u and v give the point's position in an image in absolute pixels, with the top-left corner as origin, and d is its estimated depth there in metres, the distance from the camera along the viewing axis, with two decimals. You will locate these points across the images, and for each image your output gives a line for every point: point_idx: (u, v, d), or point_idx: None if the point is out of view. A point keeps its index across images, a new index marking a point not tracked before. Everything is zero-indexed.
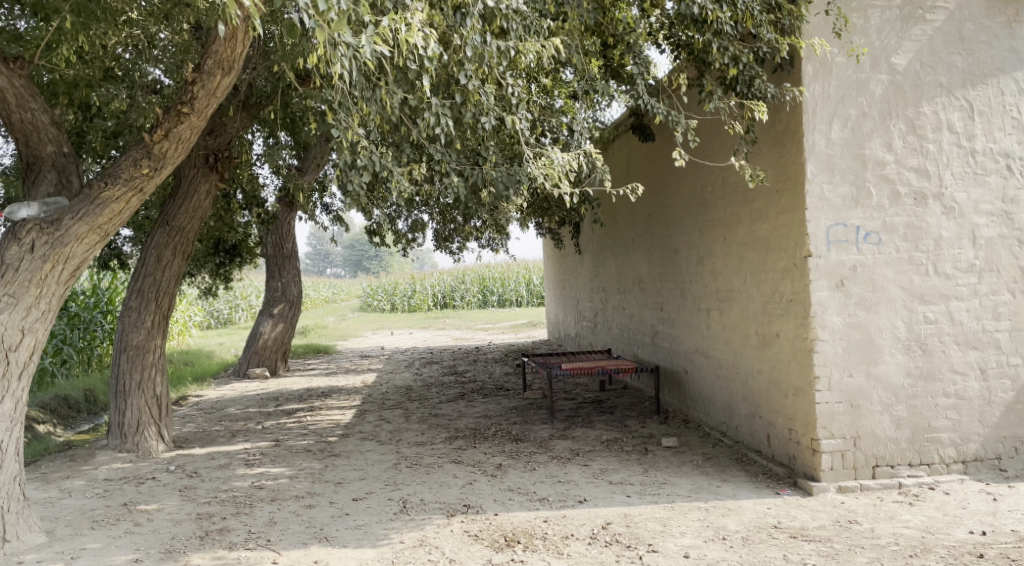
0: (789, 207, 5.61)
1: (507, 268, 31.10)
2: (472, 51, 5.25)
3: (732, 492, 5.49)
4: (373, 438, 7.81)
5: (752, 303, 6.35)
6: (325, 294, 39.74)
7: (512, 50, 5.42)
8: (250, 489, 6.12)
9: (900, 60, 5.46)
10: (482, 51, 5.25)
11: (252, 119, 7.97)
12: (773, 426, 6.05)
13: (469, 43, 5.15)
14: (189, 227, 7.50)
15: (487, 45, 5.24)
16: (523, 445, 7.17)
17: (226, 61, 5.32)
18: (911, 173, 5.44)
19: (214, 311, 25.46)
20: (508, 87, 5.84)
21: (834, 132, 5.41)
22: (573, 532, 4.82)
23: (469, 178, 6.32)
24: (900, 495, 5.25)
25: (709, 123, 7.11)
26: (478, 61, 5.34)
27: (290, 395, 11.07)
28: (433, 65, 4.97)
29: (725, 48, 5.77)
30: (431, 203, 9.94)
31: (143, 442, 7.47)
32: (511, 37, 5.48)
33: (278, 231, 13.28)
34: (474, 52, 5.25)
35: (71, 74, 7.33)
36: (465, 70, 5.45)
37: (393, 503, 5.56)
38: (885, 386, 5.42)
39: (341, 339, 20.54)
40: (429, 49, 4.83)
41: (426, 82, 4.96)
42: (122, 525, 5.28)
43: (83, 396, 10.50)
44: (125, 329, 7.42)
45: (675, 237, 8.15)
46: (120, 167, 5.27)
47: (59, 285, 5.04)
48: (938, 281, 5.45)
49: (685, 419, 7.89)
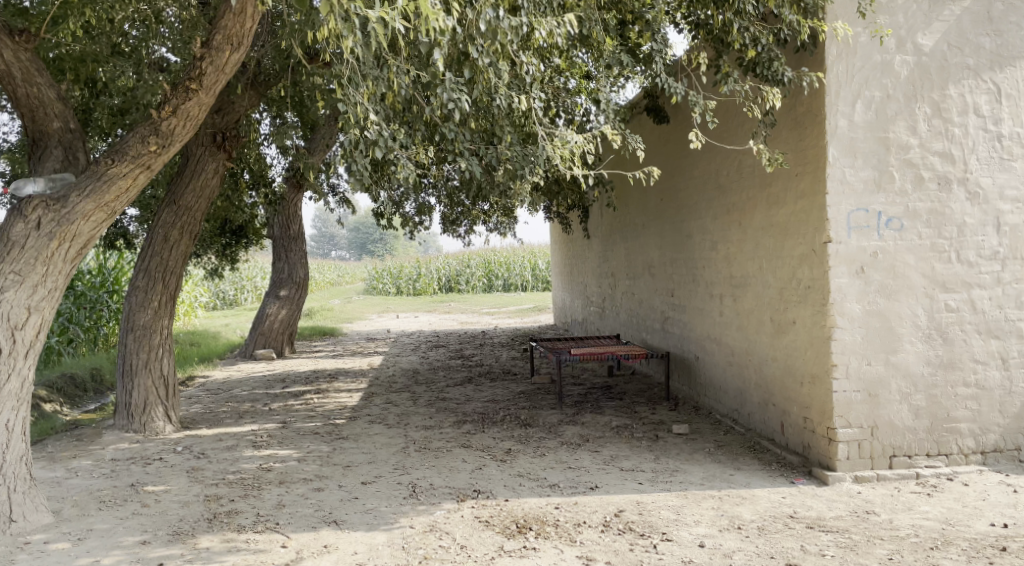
0: (808, 192, 5.48)
1: (513, 252, 30.94)
2: (486, 26, 5.08)
3: (746, 481, 5.41)
4: (380, 421, 7.75)
5: (767, 289, 6.24)
6: (330, 276, 39.71)
7: (528, 25, 5.24)
8: (258, 471, 6.07)
9: (927, 41, 5.32)
10: (495, 26, 5.10)
11: (260, 99, 7.83)
12: (787, 414, 5.96)
13: (483, 19, 4.98)
14: (196, 206, 7.40)
15: (502, 20, 5.07)
16: (532, 430, 7.10)
17: (235, 37, 5.28)
18: (935, 157, 5.31)
19: (219, 291, 25.44)
20: (526, 64, 5.70)
21: (858, 114, 5.28)
22: (585, 519, 4.75)
23: (483, 158, 6.19)
24: (917, 485, 5.17)
25: (726, 104, 6.97)
26: (492, 36, 5.19)
27: (297, 377, 11.01)
28: (446, 43, 4.80)
29: (744, 27, 5.66)
30: (438, 186, 9.82)
31: (150, 422, 7.43)
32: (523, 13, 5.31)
33: (284, 212, 13.15)
34: (488, 27, 5.09)
35: (76, 50, 7.22)
36: (482, 45, 5.30)
37: (402, 487, 5.50)
38: (904, 374, 5.33)
39: (346, 322, 20.50)
40: (445, 23, 4.66)
41: (439, 58, 4.79)
42: (129, 506, 5.23)
43: (89, 376, 10.44)
44: (132, 309, 7.35)
45: (687, 222, 8.03)
46: (127, 143, 5.18)
47: (65, 263, 4.95)
48: (961, 269, 5.34)
49: (696, 406, 7.81)
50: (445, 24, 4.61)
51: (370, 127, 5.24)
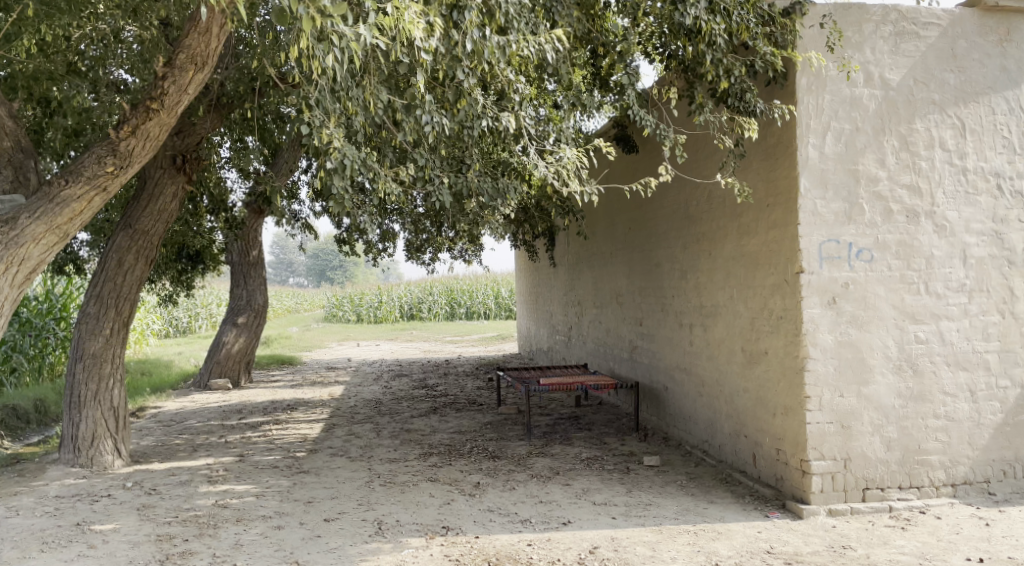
0: (780, 222, 5.50)
1: (476, 281, 30.78)
2: (473, 46, 5.02)
3: (720, 514, 5.33)
4: (343, 454, 7.49)
5: (738, 319, 6.22)
6: (288, 303, 39.03)
7: (515, 44, 5.19)
8: (213, 508, 5.78)
9: (894, 76, 5.41)
10: (482, 46, 5.06)
11: (222, 121, 7.64)
12: (759, 446, 5.91)
13: (470, 38, 4.93)
14: (152, 230, 7.13)
15: (489, 39, 5.05)
16: (501, 463, 6.93)
17: (199, 56, 5.11)
18: (903, 190, 5.38)
19: (172, 319, 24.81)
20: (517, 81, 5.65)
21: (828, 146, 5.32)
22: (559, 556, 4.60)
23: (454, 186, 6.08)
24: (891, 519, 5.13)
25: (694, 139, 7.05)
26: (479, 56, 5.12)
27: (254, 408, 10.67)
28: (429, 60, 4.74)
29: (718, 60, 5.66)
30: (405, 212, 9.70)
31: (99, 456, 7.06)
32: (511, 32, 5.27)
33: (244, 239, 12.84)
34: (473, 48, 5.04)
35: (30, 68, 6.93)
36: (467, 66, 5.26)
37: (368, 524, 5.28)
38: (876, 406, 5.32)
39: (305, 350, 20.06)
40: (428, 43, 4.56)
41: (421, 77, 4.73)
42: (74, 547, 4.91)
43: (33, 406, 9.96)
44: (81, 337, 7.02)
45: (656, 251, 8.02)
46: (83, 164, 5.02)
47: (12, 289, 4.67)
48: (929, 300, 5.38)
49: (665, 437, 7.73)
50: (428, 40, 4.56)
51: (344, 148, 5.08)
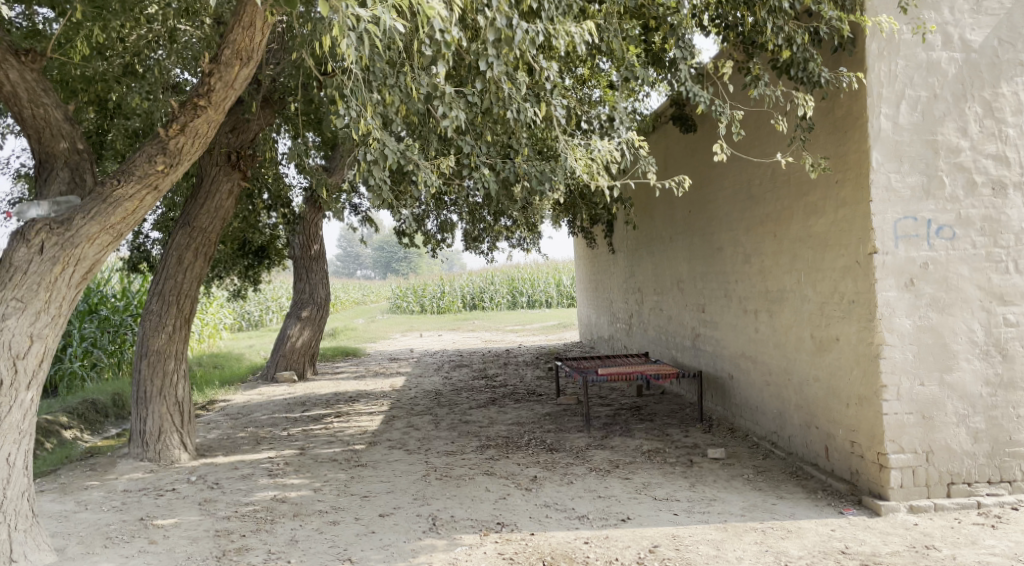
0: (850, 200, 5.15)
1: (537, 269, 30.65)
2: (501, 33, 4.78)
3: (790, 511, 5.04)
4: (401, 446, 7.47)
5: (806, 304, 5.88)
6: (354, 295, 39.69)
7: (549, 29, 4.95)
8: (272, 502, 5.80)
9: (976, 37, 4.97)
10: (511, 32, 4.80)
11: (274, 117, 7.65)
12: (832, 438, 5.57)
13: (498, 22, 4.69)
14: (210, 227, 7.19)
15: (519, 26, 4.82)
16: (559, 455, 6.76)
17: (244, 52, 5.07)
18: (988, 160, 4.95)
19: (245, 312, 25.53)
20: (547, 69, 5.38)
21: (903, 116, 4.93)
22: (617, 556, 4.41)
23: (501, 171, 5.93)
24: (980, 516, 4.75)
25: (756, 114, 6.68)
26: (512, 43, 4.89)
27: (318, 400, 10.77)
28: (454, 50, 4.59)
29: (778, 27, 5.33)
30: (459, 202, 9.60)
31: (165, 450, 7.20)
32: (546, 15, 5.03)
33: (305, 233, 12.98)
34: (503, 34, 4.78)
35: (90, 71, 7.08)
36: (498, 52, 5.03)
37: (422, 519, 5.20)
38: (961, 395, 4.93)
39: (370, 341, 20.28)
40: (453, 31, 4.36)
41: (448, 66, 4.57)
42: (136, 543, 4.98)
43: (111, 401, 10.28)
44: (146, 334, 7.14)
45: (717, 235, 7.69)
46: (133, 163, 5.00)
47: (69, 289, 4.74)
48: (1019, 280, 4.95)
49: (731, 427, 7.42)
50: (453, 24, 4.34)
51: (377, 138, 4.98)
